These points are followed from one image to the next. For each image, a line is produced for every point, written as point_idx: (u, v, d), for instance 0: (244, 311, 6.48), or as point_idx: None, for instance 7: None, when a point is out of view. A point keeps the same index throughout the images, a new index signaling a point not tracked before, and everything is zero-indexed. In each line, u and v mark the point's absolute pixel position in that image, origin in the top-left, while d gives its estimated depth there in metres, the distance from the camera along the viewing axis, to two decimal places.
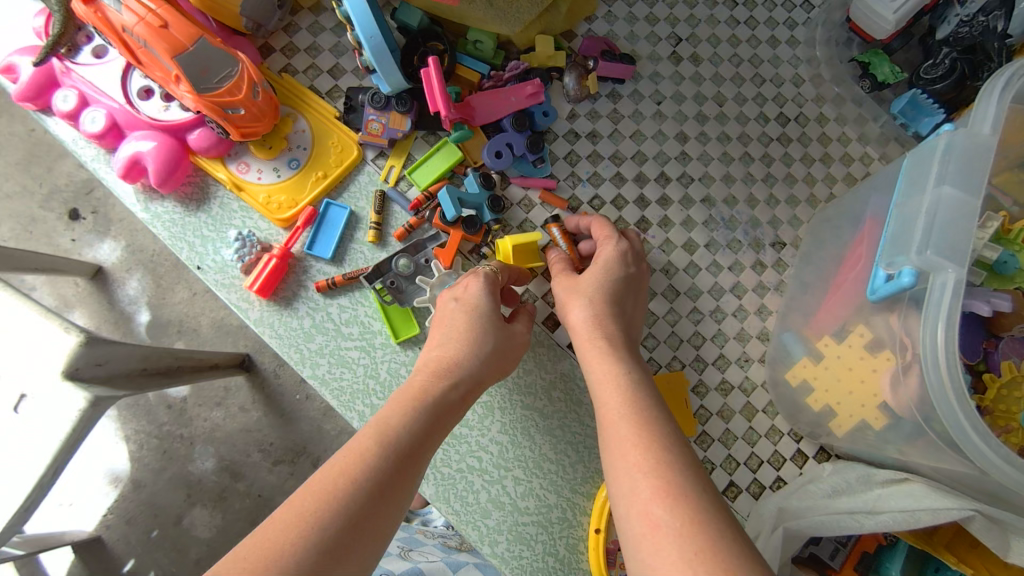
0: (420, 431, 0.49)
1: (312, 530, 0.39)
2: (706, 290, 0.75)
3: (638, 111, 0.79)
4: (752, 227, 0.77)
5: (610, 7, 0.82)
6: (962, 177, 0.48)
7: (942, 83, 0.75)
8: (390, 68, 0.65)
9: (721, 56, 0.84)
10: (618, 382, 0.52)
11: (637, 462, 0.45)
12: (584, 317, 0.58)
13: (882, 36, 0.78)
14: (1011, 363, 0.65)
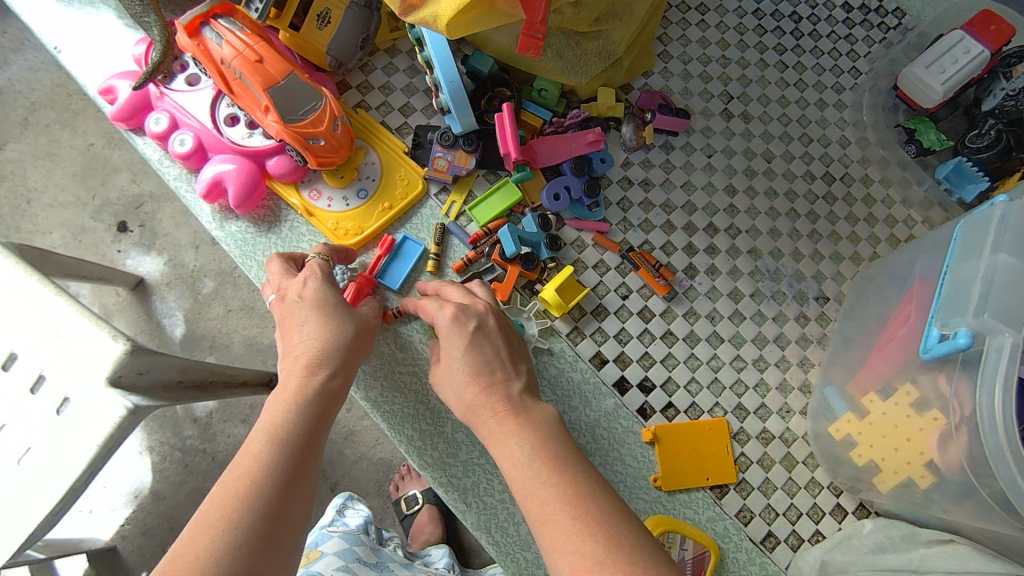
0: (315, 422, 0.53)
1: (223, 534, 0.42)
2: (750, 339, 0.76)
3: (689, 162, 0.82)
4: (797, 280, 0.79)
5: (666, 63, 0.87)
6: (1018, 246, 0.50)
7: (987, 152, 0.78)
8: (464, 110, 0.70)
9: (771, 115, 0.87)
10: (518, 435, 0.51)
11: (565, 526, 0.44)
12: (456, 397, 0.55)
13: (931, 104, 0.81)
14: None
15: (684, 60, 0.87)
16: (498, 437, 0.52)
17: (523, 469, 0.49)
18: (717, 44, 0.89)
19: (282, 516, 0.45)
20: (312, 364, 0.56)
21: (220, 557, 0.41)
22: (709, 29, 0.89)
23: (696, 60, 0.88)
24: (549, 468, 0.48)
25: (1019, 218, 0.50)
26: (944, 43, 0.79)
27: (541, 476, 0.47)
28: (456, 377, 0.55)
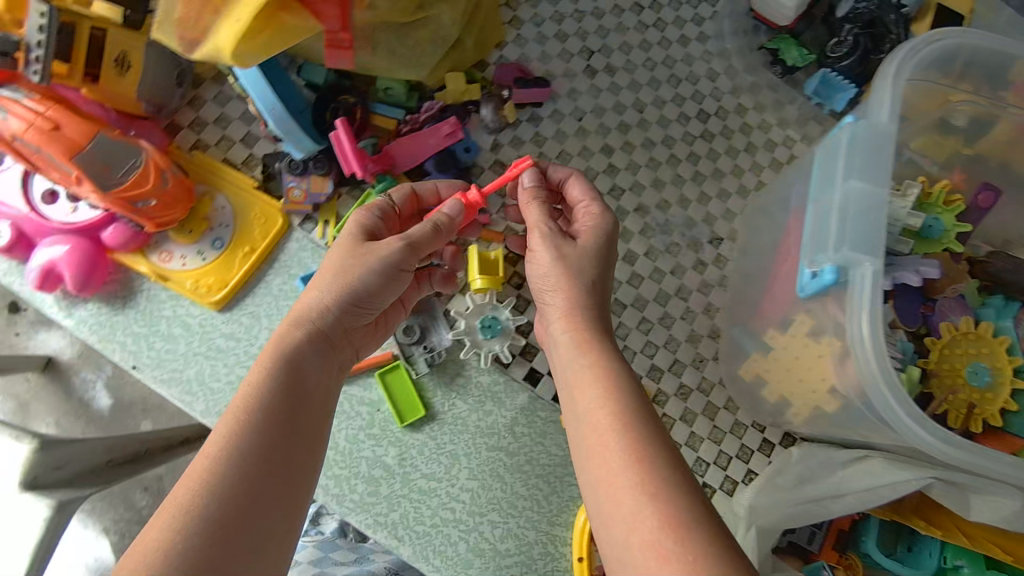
0: (311, 399, 0.50)
1: (193, 513, 0.41)
2: (653, 298, 0.75)
3: (560, 130, 0.79)
4: (688, 228, 0.78)
5: (518, 29, 0.81)
6: (867, 169, 0.49)
7: (846, 59, 0.78)
8: (298, 135, 0.65)
9: (635, 62, 0.83)
10: (598, 380, 0.49)
11: (630, 470, 0.43)
12: (560, 304, 0.55)
13: (785, 21, 0.80)
14: (948, 323, 0.68)
15: (537, 22, 0.82)
16: (586, 366, 0.50)
17: (598, 412, 0.47)
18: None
19: (264, 505, 0.44)
20: (305, 334, 0.52)
21: (182, 542, 0.40)
22: None
23: (549, 20, 0.82)
24: (618, 423, 0.46)
25: (866, 138, 0.49)
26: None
27: (617, 419, 0.46)
28: (578, 267, 0.55)
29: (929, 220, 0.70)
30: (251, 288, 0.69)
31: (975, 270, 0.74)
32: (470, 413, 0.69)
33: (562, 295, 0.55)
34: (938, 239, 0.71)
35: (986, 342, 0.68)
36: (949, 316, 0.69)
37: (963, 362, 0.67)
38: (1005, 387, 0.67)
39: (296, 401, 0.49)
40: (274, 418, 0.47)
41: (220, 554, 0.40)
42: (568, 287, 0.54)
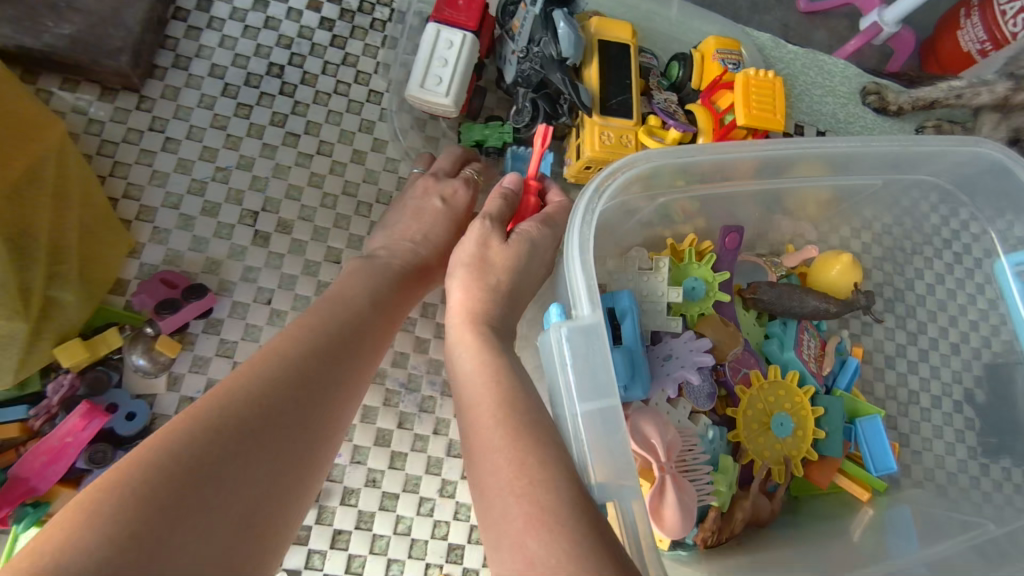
0: (319, 381, 0.46)
1: (219, 414, 0.39)
2: (424, 472, 0.66)
3: (249, 326, 0.65)
4: (436, 371, 0.69)
5: (152, 220, 0.66)
6: (588, 382, 0.48)
7: (530, 129, 0.71)
8: None
9: (311, 205, 0.70)
10: (493, 409, 0.46)
11: (512, 488, 0.40)
12: (457, 297, 0.56)
13: (453, 114, 0.69)
14: (741, 384, 0.68)
15: (174, 203, 0.67)
16: (481, 389, 0.48)
17: (484, 396, 0.48)
18: (201, 158, 0.68)
19: (244, 455, 0.38)
20: (320, 326, 0.49)
21: (180, 449, 0.36)
22: (181, 144, 0.68)
23: (188, 194, 0.67)
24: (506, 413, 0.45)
25: (580, 349, 0.48)
26: (423, 50, 0.67)
27: (513, 416, 0.45)
28: (496, 275, 0.56)
29: (689, 284, 0.69)
30: None
31: (748, 304, 0.73)
32: None
33: (464, 284, 0.56)
34: (704, 299, 0.69)
35: (779, 385, 0.69)
36: (739, 374, 0.69)
37: (765, 414, 0.68)
38: (808, 421, 0.68)
39: (306, 375, 0.45)
40: (289, 388, 0.43)
41: (226, 451, 0.37)
42: (476, 335, 0.53)
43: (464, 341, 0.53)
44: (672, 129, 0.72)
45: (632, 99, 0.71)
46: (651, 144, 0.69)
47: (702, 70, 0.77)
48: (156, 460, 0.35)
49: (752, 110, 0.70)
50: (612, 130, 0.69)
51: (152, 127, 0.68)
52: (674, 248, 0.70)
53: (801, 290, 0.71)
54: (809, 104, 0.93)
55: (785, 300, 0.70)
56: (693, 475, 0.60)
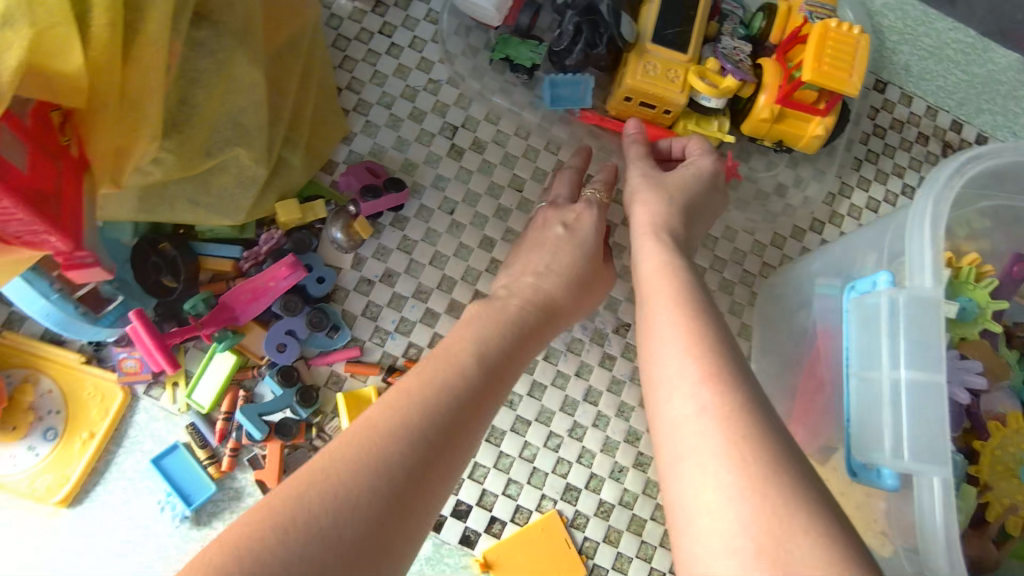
0: (467, 415, 0.48)
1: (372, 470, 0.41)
2: (558, 408, 0.68)
3: (430, 230, 0.69)
4: (589, 318, 0.70)
5: (366, 115, 0.71)
6: (917, 354, 0.42)
7: (571, 54, 0.67)
8: (90, 329, 0.58)
9: (506, 132, 0.73)
10: (683, 307, 0.49)
11: (690, 351, 0.45)
12: (643, 210, 0.60)
13: (495, 24, 0.68)
14: (997, 421, 0.61)
15: (386, 103, 0.72)
16: (659, 278, 0.53)
17: (660, 286, 0.52)
18: (417, 68, 0.73)
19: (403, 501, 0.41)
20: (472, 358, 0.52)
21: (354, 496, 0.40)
22: (402, 51, 0.73)
23: (400, 97, 0.72)
24: (677, 301, 0.50)
25: (915, 319, 0.43)
26: None
27: (686, 305, 0.49)
28: (673, 195, 0.60)
29: (962, 302, 0.62)
30: (101, 476, 0.62)
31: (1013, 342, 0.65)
32: None
33: (645, 204, 0.60)
34: (973, 322, 0.62)
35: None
36: (994, 410, 0.62)
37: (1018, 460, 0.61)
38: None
39: (464, 418, 0.48)
40: (448, 421, 0.47)
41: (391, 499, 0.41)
42: (656, 238, 0.57)
43: (654, 262, 0.55)
44: (728, 76, 0.66)
45: (692, 34, 0.66)
46: (699, 87, 0.65)
47: (786, 24, 0.69)
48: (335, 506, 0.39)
49: (822, 64, 0.61)
50: (657, 61, 0.65)
51: (381, 31, 0.73)
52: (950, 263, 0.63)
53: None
54: None
55: None
56: None
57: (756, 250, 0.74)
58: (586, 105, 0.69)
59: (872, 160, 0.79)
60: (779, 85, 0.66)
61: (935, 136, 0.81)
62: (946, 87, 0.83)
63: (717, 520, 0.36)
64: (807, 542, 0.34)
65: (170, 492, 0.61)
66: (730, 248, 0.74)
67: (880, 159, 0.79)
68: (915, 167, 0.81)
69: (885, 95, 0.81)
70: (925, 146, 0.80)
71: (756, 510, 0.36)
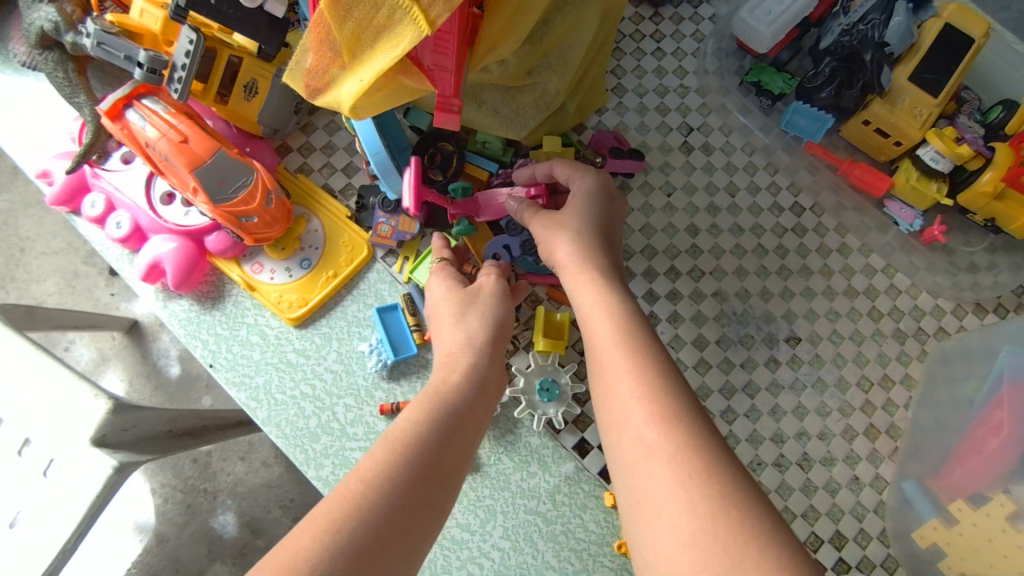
0: (457, 440, 0.53)
1: (368, 502, 0.45)
2: (717, 388, 0.73)
3: (647, 204, 0.78)
4: (766, 321, 0.75)
5: (620, 97, 0.82)
6: None
7: (824, 90, 0.75)
8: (394, 180, 0.68)
9: (733, 145, 0.82)
10: (614, 334, 0.52)
11: (635, 394, 0.47)
12: (571, 249, 0.60)
13: (762, 51, 0.78)
14: None
15: (640, 93, 0.83)
16: (602, 320, 0.54)
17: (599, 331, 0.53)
18: (673, 72, 0.84)
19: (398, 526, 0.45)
20: (458, 380, 0.57)
21: (348, 525, 0.43)
22: (665, 56, 0.85)
23: (652, 92, 0.83)
24: (626, 346, 0.51)
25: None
26: None
27: (615, 344, 0.51)
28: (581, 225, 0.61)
29: None
30: (329, 312, 0.72)
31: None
32: (514, 471, 0.68)
33: (567, 241, 0.60)
34: None
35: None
36: None
37: None
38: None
39: (451, 438, 0.52)
40: (436, 445, 0.51)
41: (389, 527, 0.44)
42: (590, 278, 0.57)
43: (585, 301, 0.56)
44: (965, 145, 0.72)
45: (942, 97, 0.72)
46: (936, 145, 0.71)
47: None
48: (337, 534, 0.42)
49: None
50: (908, 96, 0.73)
51: (652, 36, 0.85)
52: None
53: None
54: None
55: None
56: None
57: (936, 312, 0.77)
58: (815, 139, 0.78)
59: None
60: (1009, 167, 0.71)
61: None
62: None
63: (666, 496, 0.41)
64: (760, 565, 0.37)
65: (379, 341, 0.70)
66: (911, 303, 0.77)
67: None
68: None
69: None
70: None
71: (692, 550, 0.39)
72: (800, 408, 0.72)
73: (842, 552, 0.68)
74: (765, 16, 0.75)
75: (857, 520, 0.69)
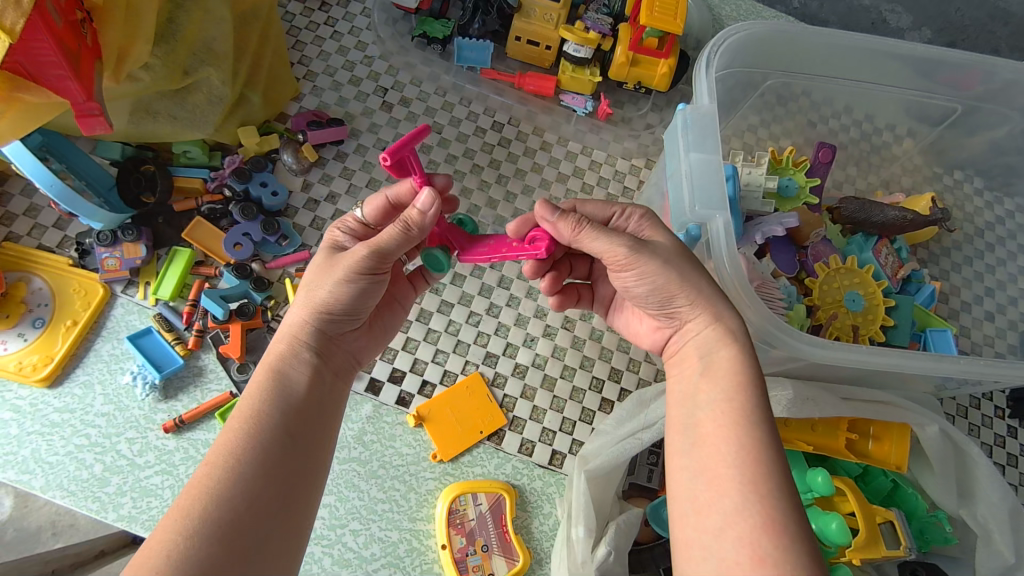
0: (303, 432, 0.53)
1: (211, 510, 0.45)
2: (476, 292, 0.81)
3: (366, 161, 0.85)
4: (499, 226, 0.86)
5: (313, 81, 0.89)
6: (701, 143, 0.59)
7: (473, 23, 0.88)
8: (87, 206, 0.68)
9: (427, 92, 0.91)
10: (733, 374, 0.53)
11: (730, 460, 0.48)
12: (692, 298, 0.56)
13: (412, 5, 0.87)
14: (821, 264, 0.78)
15: (330, 73, 0.90)
16: (717, 341, 0.55)
17: (720, 354, 0.54)
18: (355, 48, 0.92)
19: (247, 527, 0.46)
20: (301, 367, 0.56)
21: (190, 544, 0.43)
22: (343, 36, 0.92)
23: (341, 69, 0.91)
24: (733, 391, 0.52)
25: (696, 121, 0.60)
26: None
27: (727, 380, 0.53)
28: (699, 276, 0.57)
29: (784, 182, 0.81)
30: (81, 359, 0.71)
31: (834, 217, 0.84)
32: None
33: (689, 297, 0.56)
34: (796, 197, 0.82)
35: (855, 274, 0.78)
36: (820, 257, 0.79)
37: (839, 294, 0.76)
38: (878, 308, 0.77)
39: (295, 427, 0.52)
40: (279, 438, 0.51)
41: (237, 529, 0.45)
42: (703, 305, 0.56)
43: (707, 345, 0.55)
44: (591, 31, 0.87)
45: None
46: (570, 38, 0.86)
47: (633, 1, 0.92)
48: (179, 551, 0.42)
49: (653, 11, 0.82)
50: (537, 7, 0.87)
51: (325, 22, 0.93)
52: (774, 156, 0.84)
53: (883, 203, 0.81)
54: None
55: (867, 209, 0.81)
56: (772, 299, 0.72)
57: (631, 171, 0.92)
58: (486, 64, 0.89)
59: None
60: (630, 38, 0.87)
61: None
62: None
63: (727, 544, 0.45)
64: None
65: (141, 367, 0.70)
66: (612, 170, 0.91)
67: None
68: None
69: None
70: None
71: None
72: None
73: (620, 383, 0.78)
74: None
75: (624, 353, 0.80)
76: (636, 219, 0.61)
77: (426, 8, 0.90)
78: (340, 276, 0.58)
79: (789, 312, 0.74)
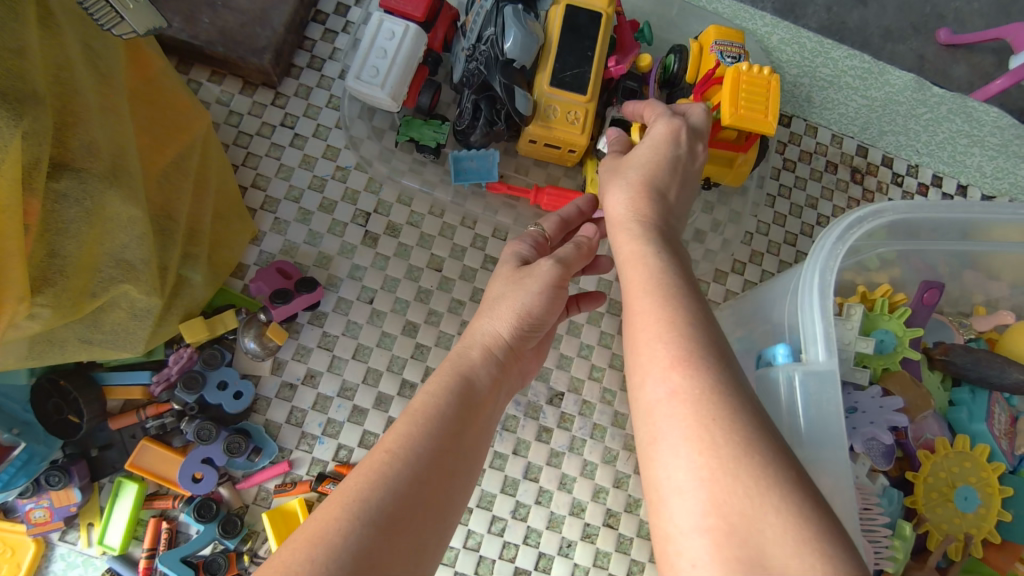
0: (467, 441, 0.46)
1: (379, 492, 0.39)
2: (499, 490, 0.66)
3: (351, 322, 0.67)
4: (522, 392, 0.68)
5: (274, 212, 0.69)
6: (820, 429, 0.47)
7: (474, 130, 0.67)
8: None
9: (419, 212, 0.72)
10: (640, 260, 0.45)
11: (660, 337, 0.39)
12: (617, 200, 0.51)
13: (394, 109, 0.68)
14: (925, 450, 0.64)
15: (294, 197, 0.70)
16: (625, 237, 0.48)
17: (627, 245, 0.47)
18: (323, 156, 0.72)
19: (407, 524, 0.39)
20: (485, 370, 0.50)
21: (355, 526, 0.37)
22: (307, 141, 0.72)
23: (308, 189, 0.70)
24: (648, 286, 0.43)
25: (814, 394, 0.47)
26: (364, 40, 0.66)
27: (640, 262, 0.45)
28: (645, 180, 0.51)
29: (879, 336, 0.64)
30: None
31: (935, 366, 0.68)
32: None
33: (613, 196, 0.51)
34: (893, 353, 0.64)
35: (966, 456, 0.64)
36: (921, 438, 0.65)
37: (947, 485, 0.63)
38: (994, 500, 0.63)
39: (465, 428, 0.46)
40: (450, 441, 0.44)
41: (398, 522, 0.38)
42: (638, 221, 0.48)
43: (617, 240, 0.49)
44: None
45: (591, 73, 0.66)
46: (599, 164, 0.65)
47: (699, 63, 0.69)
48: (343, 530, 0.36)
49: (739, 109, 0.63)
50: (557, 105, 0.66)
51: (283, 122, 0.72)
52: (864, 296, 0.67)
53: (1002, 360, 0.65)
54: (950, 154, 0.84)
55: (983, 367, 0.65)
56: (875, 534, 0.57)
57: None
58: (493, 177, 0.69)
59: (785, 195, 0.80)
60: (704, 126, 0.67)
61: (843, 163, 0.82)
62: (848, 114, 0.84)
63: (674, 433, 0.35)
64: (779, 522, 0.31)
65: None
66: None
67: (793, 192, 0.80)
68: (827, 196, 0.82)
69: (791, 129, 0.82)
70: (834, 174, 0.82)
71: (715, 508, 0.32)
72: (586, 466, 0.68)
73: None
74: (371, 80, 0.65)
75: None
76: (665, 123, 0.54)
77: (411, 104, 0.70)
78: (535, 287, 0.52)
79: (894, 534, 0.59)
